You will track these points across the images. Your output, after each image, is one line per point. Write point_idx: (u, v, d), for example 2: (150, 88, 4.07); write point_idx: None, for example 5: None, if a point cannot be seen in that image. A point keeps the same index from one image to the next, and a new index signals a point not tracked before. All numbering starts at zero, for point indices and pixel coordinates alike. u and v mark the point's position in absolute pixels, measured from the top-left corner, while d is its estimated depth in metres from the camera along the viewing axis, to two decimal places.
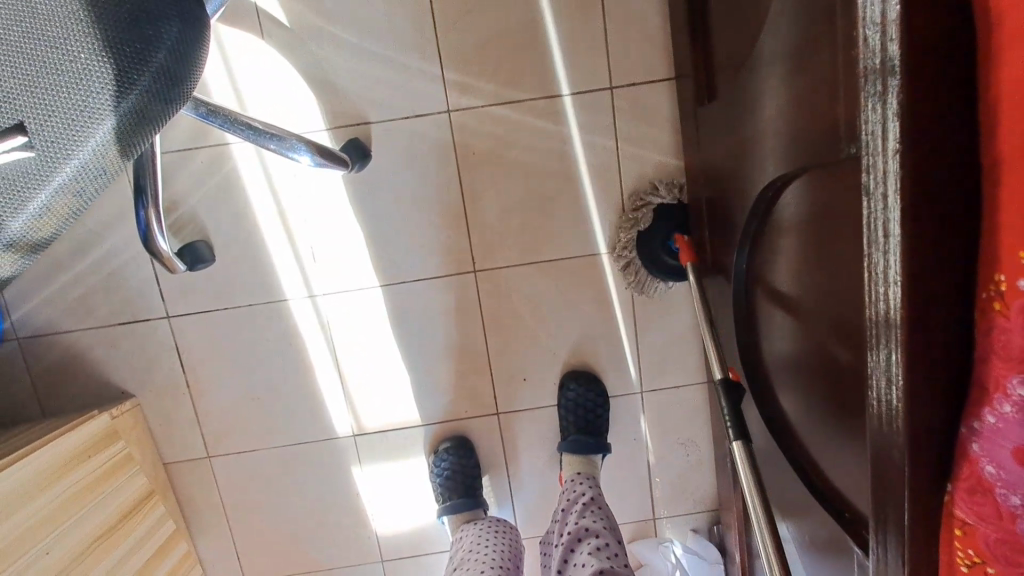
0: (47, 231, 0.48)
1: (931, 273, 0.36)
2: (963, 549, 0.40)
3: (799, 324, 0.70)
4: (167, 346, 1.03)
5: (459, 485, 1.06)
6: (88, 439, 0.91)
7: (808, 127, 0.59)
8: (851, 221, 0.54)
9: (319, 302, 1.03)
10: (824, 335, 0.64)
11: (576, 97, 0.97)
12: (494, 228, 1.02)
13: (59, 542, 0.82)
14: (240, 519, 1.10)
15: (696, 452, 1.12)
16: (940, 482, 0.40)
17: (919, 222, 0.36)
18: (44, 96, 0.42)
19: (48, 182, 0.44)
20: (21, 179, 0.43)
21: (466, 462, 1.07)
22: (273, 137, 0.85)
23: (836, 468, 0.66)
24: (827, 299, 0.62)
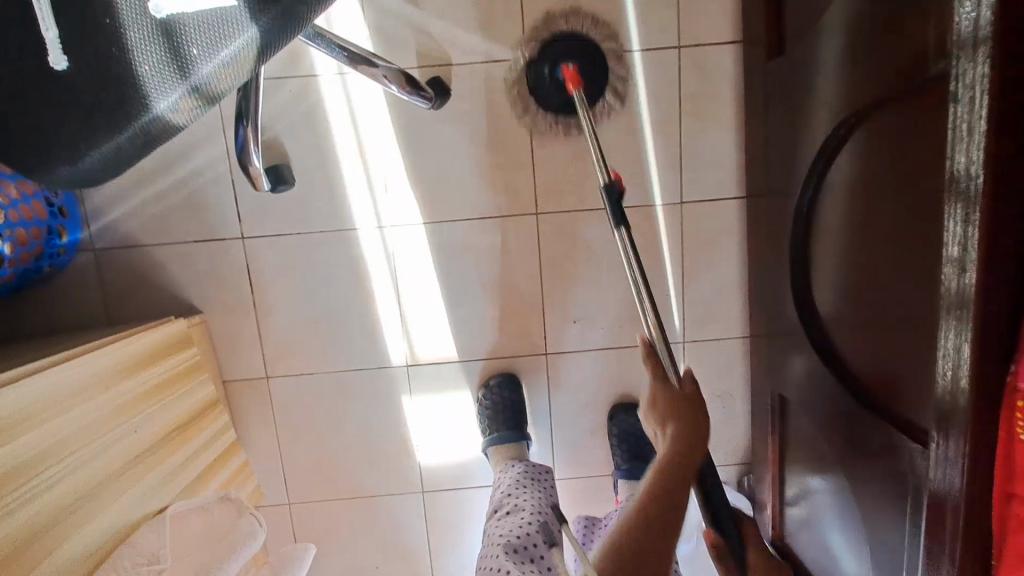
0: (224, 83, 0.54)
1: (1011, 164, 0.45)
2: (1022, 422, 0.47)
3: (856, 254, 0.76)
4: (239, 266, 1.08)
5: (509, 420, 1.11)
6: (162, 340, 0.93)
7: (887, 61, 0.65)
8: (922, 141, 0.60)
9: (387, 233, 1.08)
10: (881, 258, 0.70)
11: (645, 53, 1.03)
12: (558, 173, 1.08)
13: (139, 429, 0.82)
14: (292, 441, 1.15)
15: (732, 403, 1.17)
16: (1004, 360, 0.49)
17: (1005, 112, 0.45)
18: None
19: (230, 37, 0.49)
20: (210, 29, 0.48)
21: (514, 397, 1.12)
22: (369, 65, 0.91)
23: (889, 383, 0.72)
24: (885, 224, 0.68)
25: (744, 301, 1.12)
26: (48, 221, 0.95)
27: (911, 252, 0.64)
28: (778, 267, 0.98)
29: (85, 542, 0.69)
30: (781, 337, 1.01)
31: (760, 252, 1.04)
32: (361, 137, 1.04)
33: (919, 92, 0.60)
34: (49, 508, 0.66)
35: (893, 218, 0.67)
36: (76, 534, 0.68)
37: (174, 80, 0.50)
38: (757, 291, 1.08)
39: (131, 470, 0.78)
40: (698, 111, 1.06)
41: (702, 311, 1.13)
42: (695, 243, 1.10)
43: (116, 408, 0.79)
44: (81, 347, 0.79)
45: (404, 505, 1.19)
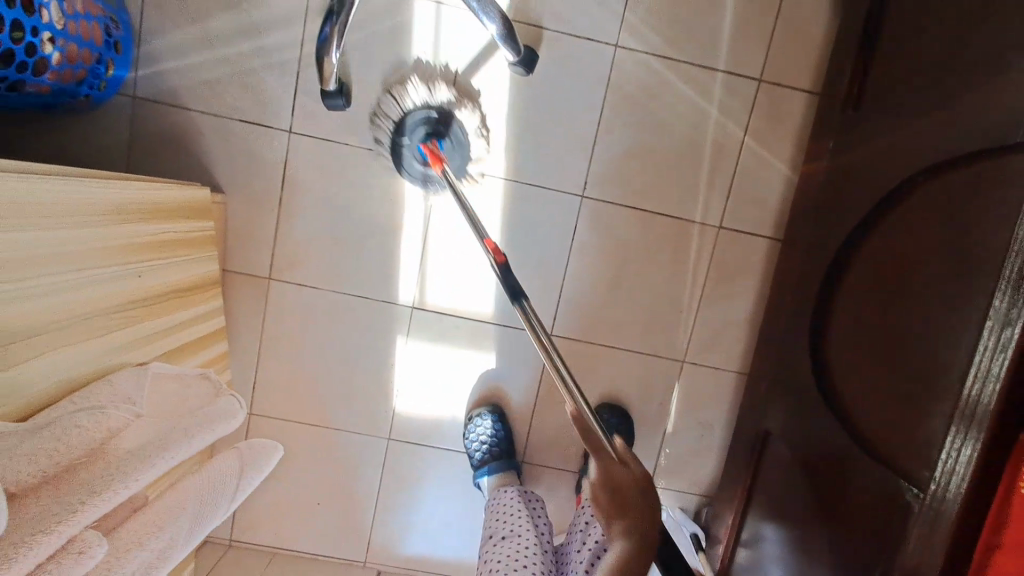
0: None
1: None
2: None
3: (890, 305, 0.79)
4: (278, 159, 1.05)
5: (504, 450, 1.11)
6: (184, 198, 0.89)
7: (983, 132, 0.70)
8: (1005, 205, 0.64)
9: (433, 170, 1.07)
10: (920, 309, 0.74)
11: (726, 77, 1.07)
12: (613, 164, 1.09)
13: (144, 276, 0.78)
14: (273, 351, 1.11)
15: (710, 435, 1.17)
16: None
17: None
18: None
19: None
20: None
21: (500, 432, 1.12)
22: None
23: (895, 436, 0.74)
24: (927, 281, 0.73)
25: (750, 337, 1.14)
26: (103, 49, 0.92)
27: (955, 311, 0.68)
28: (797, 309, 1.00)
29: (51, 375, 0.62)
30: (778, 377, 1.02)
31: (780, 293, 1.06)
32: (440, 69, 1.04)
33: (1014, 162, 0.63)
34: (38, 319, 0.60)
35: (938, 276, 0.71)
36: (46, 359, 0.61)
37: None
38: (766, 329, 1.09)
39: (116, 316, 0.73)
40: (759, 145, 1.09)
41: (710, 336, 1.14)
42: (722, 269, 1.12)
43: (116, 244, 0.73)
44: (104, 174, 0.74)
45: (366, 448, 1.15)
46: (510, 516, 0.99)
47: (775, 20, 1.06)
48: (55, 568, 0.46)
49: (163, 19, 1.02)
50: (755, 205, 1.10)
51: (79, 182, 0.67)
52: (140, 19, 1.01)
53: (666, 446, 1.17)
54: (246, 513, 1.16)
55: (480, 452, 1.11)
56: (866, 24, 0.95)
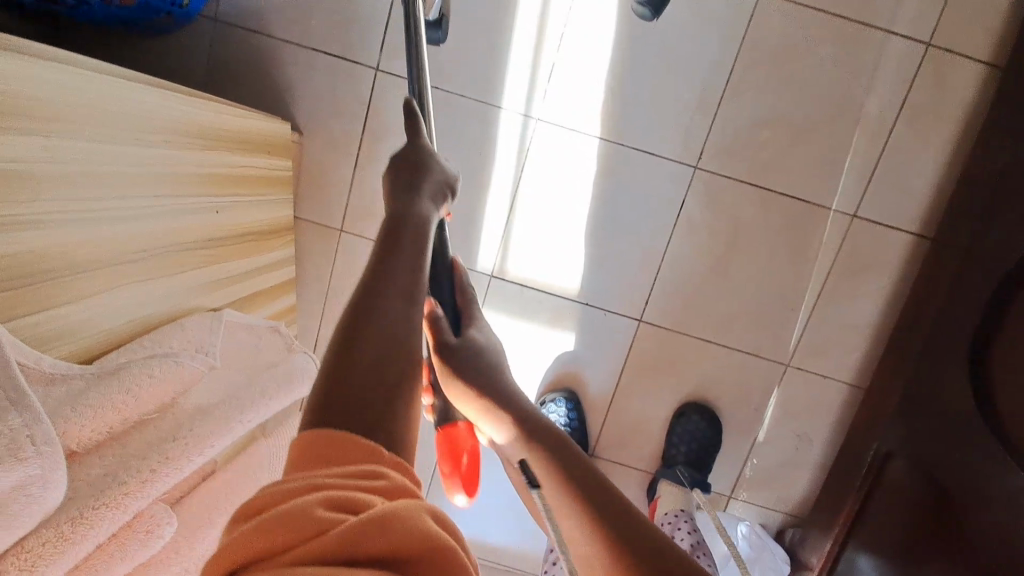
0: None
1: None
2: None
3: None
4: (361, 100, 0.96)
5: (576, 442, 1.02)
6: (264, 132, 0.81)
7: None
8: None
9: (530, 124, 0.95)
10: None
11: (887, 39, 0.91)
12: (737, 133, 0.94)
13: (225, 212, 0.70)
14: (339, 310, 1.03)
15: (808, 450, 1.04)
16: None
17: None
18: None
19: None
20: None
21: (575, 420, 1.02)
22: None
23: None
24: None
25: (871, 346, 0.99)
26: None
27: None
28: (948, 319, 0.85)
29: (125, 314, 0.55)
30: (909, 394, 0.88)
31: (923, 300, 0.91)
32: (551, 5, 0.91)
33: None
34: (119, 242, 0.53)
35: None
36: (110, 294, 0.52)
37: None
38: (898, 337, 0.95)
39: (191, 254, 0.64)
40: (915, 123, 0.92)
41: (823, 340, 1.00)
42: (850, 265, 0.97)
43: (193, 173, 0.64)
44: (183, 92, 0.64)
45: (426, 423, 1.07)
46: None
47: None
48: (118, 548, 0.38)
49: None
50: (900, 194, 0.94)
51: (157, 95, 0.58)
52: None
53: (754, 456, 1.05)
54: None
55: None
56: None
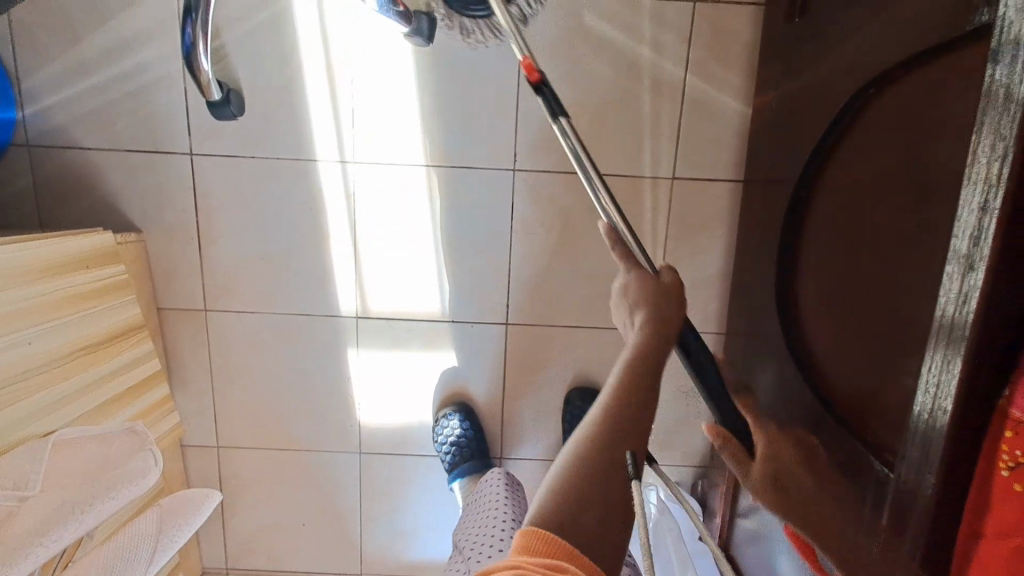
0: None
1: None
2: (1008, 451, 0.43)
3: (866, 245, 0.63)
4: (186, 187, 1.00)
5: (475, 450, 1.06)
6: (86, 249, 0.85)
7: (918, 22, 0.56)
8: (950, 117, 0.51)
9: (349, 170, 0.99)
10: (868, 256, 0.63)
11: (652, 7, 0.94)
12: (542, 127, 0.97)
13: (43, 337, 0.75)
14: (227, 383, 1.08)
15: (697, 404, 1.09)
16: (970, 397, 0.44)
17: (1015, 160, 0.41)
18: None
19: None
20: None
21: (469, 428, 1.06)
22: None
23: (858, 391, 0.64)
24: (878, 222, 0.61)
25: (725, 294, 1.04)
26: None
27: (931, 257, 0.52)
28: (766, 260, 0.88)
29: None
30: (751, 335, 0.93)
31: (748, 243, 0.95)
32: (332, 54, 0.94)
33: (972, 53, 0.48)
34: None
35: (915, 211, 0.55)
36: None
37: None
38: (740, 283, 0.99)
39: (28, 380, 0.72)
40: (702, 78, 0.96)
41: None
42: (681, 224, 1.01)
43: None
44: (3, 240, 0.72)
45: (339, 465, 1.13)
46: (490, 504, 0.93)
47: None
48: None
49: (36, 55, 0.95)
50: (708, 148, 0.98)
51: None
52: (12, 59, 0.95)
53: None
54: (236, 543, 1.17)
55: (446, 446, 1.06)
56: None
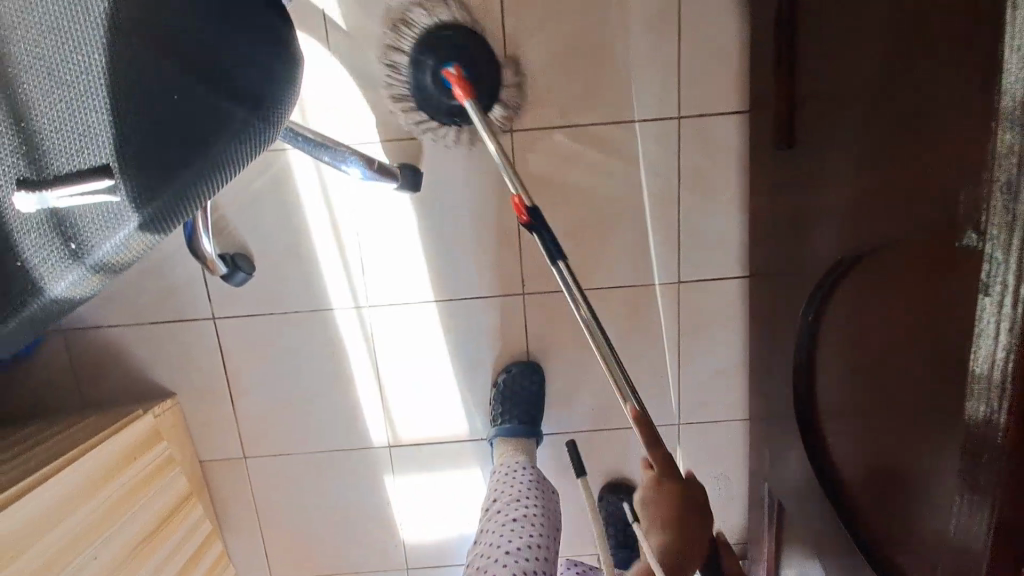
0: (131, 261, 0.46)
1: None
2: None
3: (879, 391, 0.64)
4: (212, 349, 1.04)
5: None
6: (130, 440, 0.92)
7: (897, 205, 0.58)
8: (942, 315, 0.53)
9: (365, 314, 1.02)
10: (880, 414, 0.64)
11: (639, 126, 0.95)
12: (546, 250, 1.00)
13: (106, 547, 0.81)
14: (273, 521, 1.13)
15: (728, 486, 1.12)
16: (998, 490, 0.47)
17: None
18: (130, 139, 0.42)
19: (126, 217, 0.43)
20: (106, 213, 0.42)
21: (531, 387, 1.02)
22: (327, 149, 0.83)
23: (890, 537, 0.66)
24: (884, 384, 0.63)
25: (743, 382, 1.06)
26: None
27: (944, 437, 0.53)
28: (780, 366, 0.90)
29: None
30: (774, 433, 0.95)
31: (761, 341, 0.97)
32: (334, 211, 0.97)
33: (961, 263, 0.49)
34: None
35: (924, 357, 0.55)
36: None
37: (67, 259, 0.43)
38: (756, 376, 1.01)
39: None
40: (696, 186, 0.98)
41: (698, 392, 1.07)
42: (691, 323, 1.04)
43: (62, 543, 0.76)
44: (49, 467, 0.79)
45: None
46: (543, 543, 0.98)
47: (678, 45, 0.91)
48: None
49: None
50: (709, 250, 1.00)
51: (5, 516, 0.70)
52: None
53: None
54: None
55: (504, 398, 1.01)
56: (776, 35, 0.80)
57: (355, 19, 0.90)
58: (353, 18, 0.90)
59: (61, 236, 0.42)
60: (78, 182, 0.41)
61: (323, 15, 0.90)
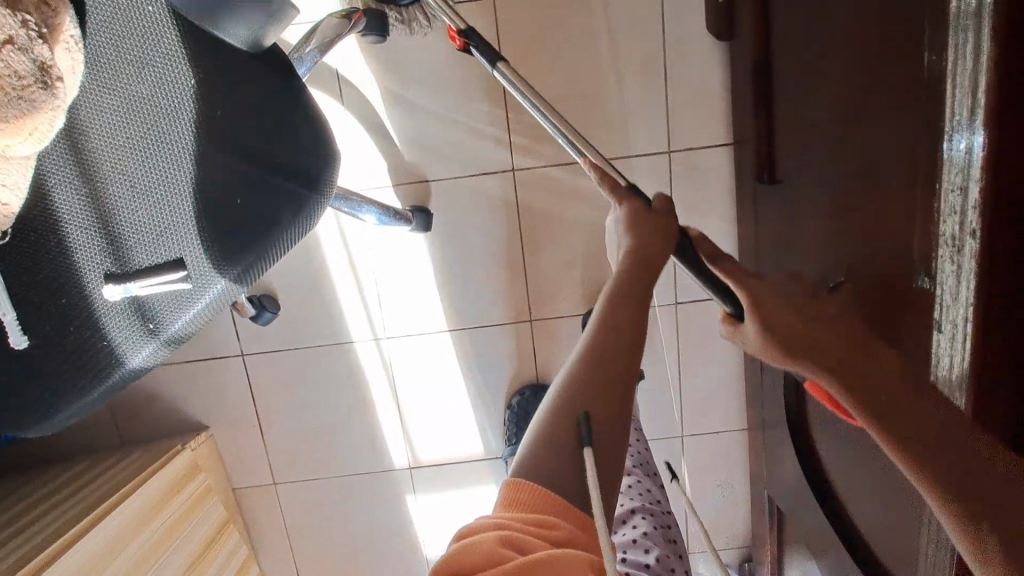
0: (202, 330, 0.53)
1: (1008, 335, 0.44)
2: None
3: None
4: (242, 383, 1.11)
5: None
6: (171, 476, 0.99)
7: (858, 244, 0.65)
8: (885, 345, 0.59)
9: (383, 345, 1.09)
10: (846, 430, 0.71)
11: (633, 161, 1.02)
12: (551, 280, 1.06)
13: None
14: (303, 543, 1.19)
15: (732, 491, 1.18)
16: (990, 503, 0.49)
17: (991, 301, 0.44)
18: (196, 233, 0.48)
19: (195, 301, 0.49)
20: (178, 298, 0.49)
21: None
22: (342, 200, 0.88)
23: (866, 526, 0.73)
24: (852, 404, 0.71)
25: (742, 394, 1.13)
26: None
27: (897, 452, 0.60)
28: (773, 380, 0.97)
29: None
30: (770, 442, 1.01)
31: (756, 356, 1.04)
32: (352, 251, 1.04)
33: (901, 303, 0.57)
34: None
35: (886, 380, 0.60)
36: None
37: (143, 335, 0.49)
38: (753, 389, 1.07)
39: None
40: (688, 214, 1.04)
41: (700, 404, 1.14)
42: (689, 340, 1.11)
43: None
44: (102, 508, 0.87)
45: None
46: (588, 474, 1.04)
47: (665, 86, 0.98)
48: None
49: None
50: None
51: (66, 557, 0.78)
52: None
53: (692, 515, 1.19)
54: None
55: (518, 418, 1.08)
56: (755, 81, 0.87)
57: (365, 76, 0.98)
58: (364, 75, 0.97)
59: (140, 318, 0.49)
60: (154, 274, 0.47)
61: (337, 74, 0.97)
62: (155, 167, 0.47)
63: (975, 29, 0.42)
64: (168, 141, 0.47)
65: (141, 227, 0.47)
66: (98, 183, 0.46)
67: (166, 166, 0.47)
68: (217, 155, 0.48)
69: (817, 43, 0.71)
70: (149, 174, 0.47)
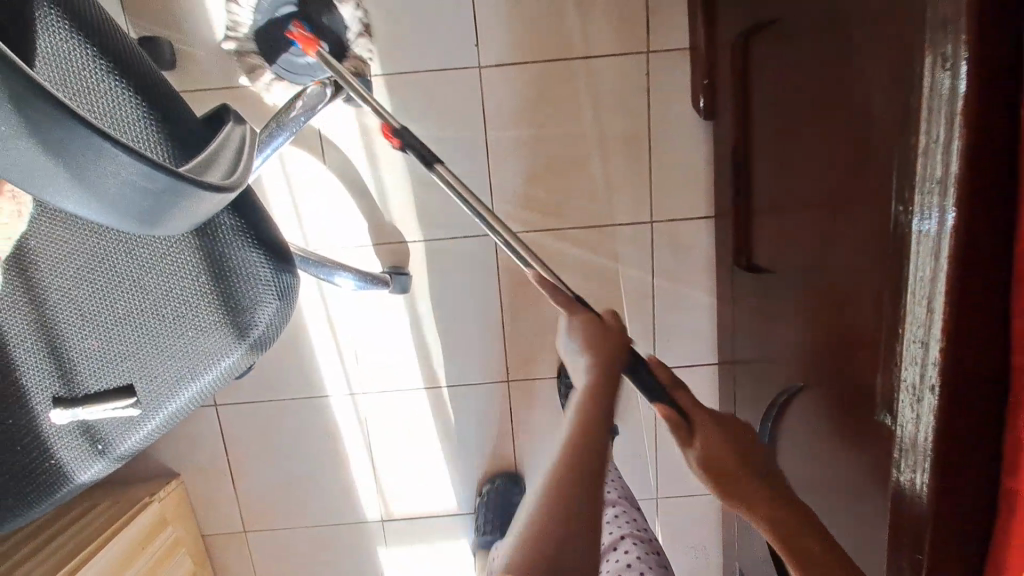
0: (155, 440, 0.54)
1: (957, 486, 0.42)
2: None
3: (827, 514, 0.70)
4: (215, 431, 1.10)
5: None
6: (138, 531, 0.99)
7: (834, 356, 0.64)
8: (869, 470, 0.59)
9: (359, 400, 1.09)
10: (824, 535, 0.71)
11: (616, 229, 1.02)
12: (529, 342, 1.06)
13: None
14: None
15: (706, 554, 1.18)
16: None
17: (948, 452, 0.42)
18: (146, 360, 0.48)
19: (146, 422, 0.50)
20: (127, 420, 0.49)
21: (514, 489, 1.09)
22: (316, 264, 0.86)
23: None
24: (825, 509, 0.71)
25: None
26: None
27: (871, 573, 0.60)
28: None
29: None
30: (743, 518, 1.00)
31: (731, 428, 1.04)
32: (330, 307, 1.04)
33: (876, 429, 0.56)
34: None
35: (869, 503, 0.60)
36: None
37: (91, 454, 0.49)
38: None
39: None
40: (669, 282, 1.04)
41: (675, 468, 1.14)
42: None
43: None
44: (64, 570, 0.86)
45: None
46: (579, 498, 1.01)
47: (650, 158, 0.98)
48: None
49: None
50: (683, 340, 1.07)
51: None
52: None
53: None
54: None
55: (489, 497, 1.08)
56: (737, 167, 0.87)
57: (350, 136, 0.97)
58: (348, 135, 0.97)
59: (87, 440, 0.48)
60: (105, 399, 0.47)
61: (320, 133, 0.97)
62: (103, 296, 0.46)
63: (937, 190, 0.40)
64: (113, 269, 0.45)
65: (90, 355, 0.47)
66: (42, 313, 0.45)
67: (113, 294, 0.46)
68: (162, 284, 0.46)
69: (794, 146, 0.71)
70: (96, 303, 0.46)
